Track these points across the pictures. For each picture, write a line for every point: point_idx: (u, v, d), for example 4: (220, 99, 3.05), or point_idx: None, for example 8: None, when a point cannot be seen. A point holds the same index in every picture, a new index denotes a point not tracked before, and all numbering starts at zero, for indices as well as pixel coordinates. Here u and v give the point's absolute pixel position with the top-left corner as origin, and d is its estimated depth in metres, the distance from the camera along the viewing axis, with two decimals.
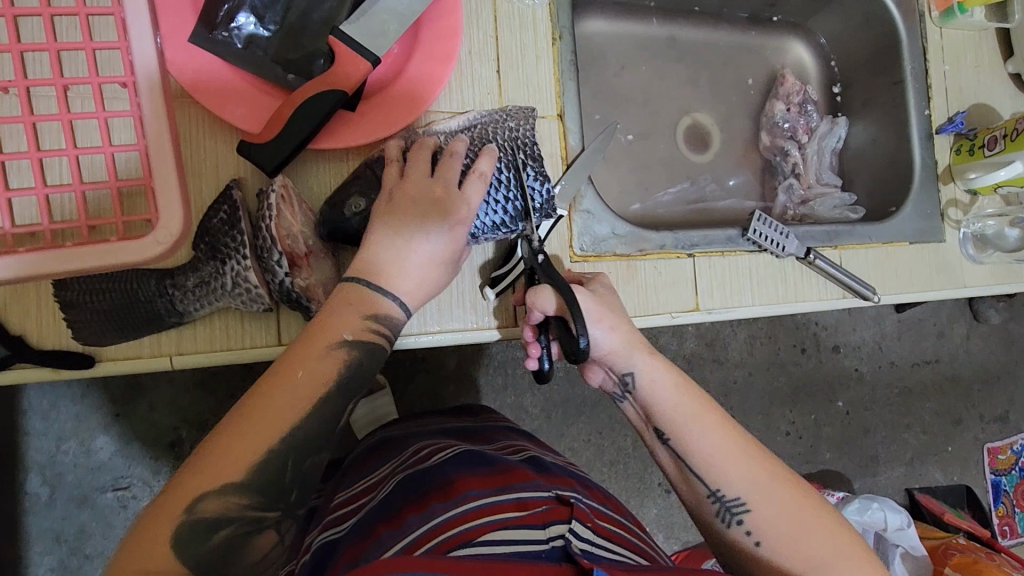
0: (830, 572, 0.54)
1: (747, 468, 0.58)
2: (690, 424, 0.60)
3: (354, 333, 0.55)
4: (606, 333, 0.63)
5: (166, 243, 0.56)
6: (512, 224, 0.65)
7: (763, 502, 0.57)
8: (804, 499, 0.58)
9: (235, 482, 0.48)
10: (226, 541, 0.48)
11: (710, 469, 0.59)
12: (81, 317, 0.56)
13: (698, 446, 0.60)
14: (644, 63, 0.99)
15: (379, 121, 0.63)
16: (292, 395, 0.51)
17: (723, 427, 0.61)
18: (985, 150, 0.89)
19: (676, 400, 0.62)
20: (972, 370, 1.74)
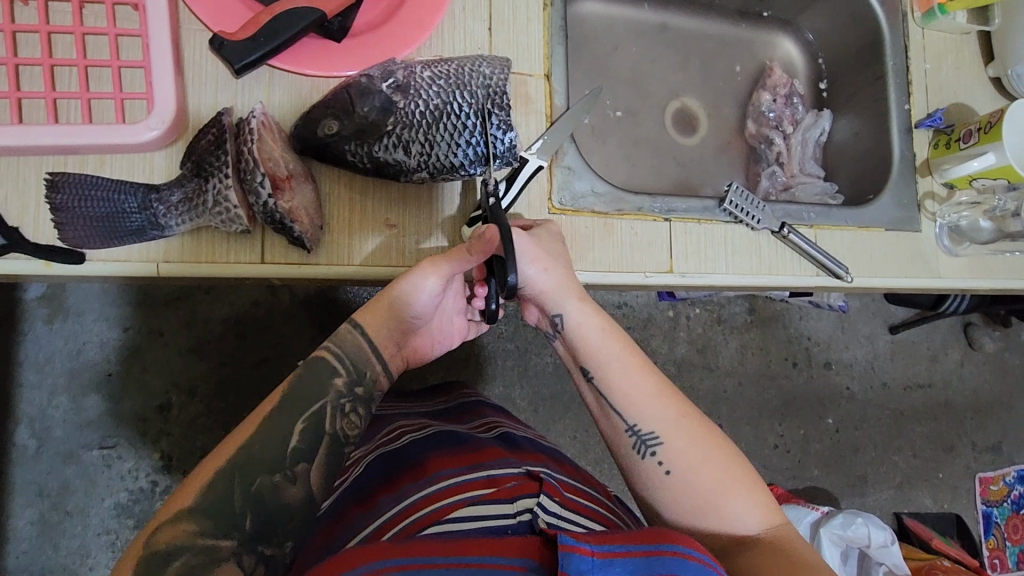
0: (728, 493, 0.63)
1: (658, 405, 0.67)
2: (614, 364, 0.68)
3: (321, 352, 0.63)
4: (540, 273, 0.67)
5: (157, 128, 0.60)
6: (470, 167, 0.67)
7: (671, 434, 0.65)
8: (704, 434, 0.66)
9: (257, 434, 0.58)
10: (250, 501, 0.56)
11: (628, 405, 0.67)
12: (68, 220, 0.59)
13: (618, 384, 0.67)
14: (636, 47, 1.03)
15: (363, 51, 0.68)
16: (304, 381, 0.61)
17: (638, 366, 0.68)
18: (961, 143, 0.92)
19: (601, 342, 0.68)
20: (964, 398, 1.74)
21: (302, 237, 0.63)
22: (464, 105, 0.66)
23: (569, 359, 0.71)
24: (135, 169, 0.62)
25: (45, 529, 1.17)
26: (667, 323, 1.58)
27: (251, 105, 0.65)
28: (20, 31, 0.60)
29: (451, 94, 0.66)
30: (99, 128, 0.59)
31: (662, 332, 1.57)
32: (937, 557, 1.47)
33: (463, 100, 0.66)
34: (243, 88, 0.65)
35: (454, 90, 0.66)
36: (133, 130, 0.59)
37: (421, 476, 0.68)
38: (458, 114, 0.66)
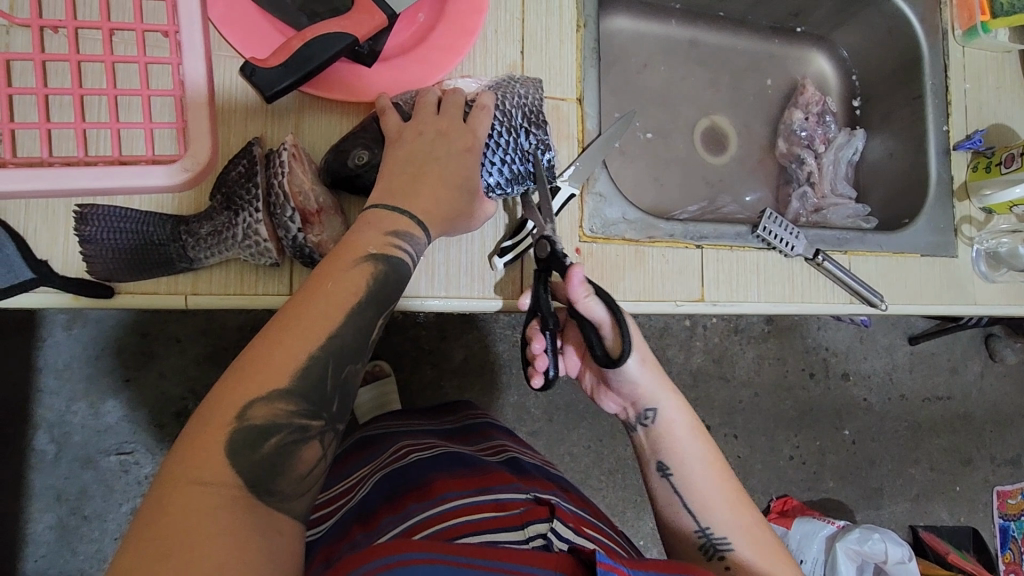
0: None
1: (732, 511, 0.65)
2: (697, 466, 0.67)
3: (379, 247, 0.57)
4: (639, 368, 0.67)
5: (191, 170, 0.59)
6: (507, 186, 0.69)
7: (744, 546, 0.63)
8: (772, 550, 0.64)
9: (282, 386, 0.50)
10: (276, 450, 0.49)
11: (706, 508, 0.65)
12: (97, 253, 0.58)
13: (702, 488, 0.66)
14: (664, 64, 1.01)
15: (393, 77, 0.67)
16: (328, 302, 0.53)
17: (721, 469, 0.68)
18: (1003, 167, 0.88)
19: (686, 443, 0.68)
20: (984, 411, 1.71)
21: None
22: (498, 129, 0.67)
23: (645, 452, 0.69)
24: (164, 200, 0.60)
25: (62, 533, 1.17)
26: (682, 332, 1.56)
27: (282, 137, 0.64)
28: (48, 60, 0.59)
29: (480, 119, 0.65)
30: (131, 168, 0.57)
31: (678, 342, 1.55)
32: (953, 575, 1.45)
33: (495, 118, 0.67)
34: (274, 117, 0.64)
35: (482, 114, 0.65)
36: (164, 171, 0.58)
37: (426, 497, 0.67)
38: (491, 133, 0.66)
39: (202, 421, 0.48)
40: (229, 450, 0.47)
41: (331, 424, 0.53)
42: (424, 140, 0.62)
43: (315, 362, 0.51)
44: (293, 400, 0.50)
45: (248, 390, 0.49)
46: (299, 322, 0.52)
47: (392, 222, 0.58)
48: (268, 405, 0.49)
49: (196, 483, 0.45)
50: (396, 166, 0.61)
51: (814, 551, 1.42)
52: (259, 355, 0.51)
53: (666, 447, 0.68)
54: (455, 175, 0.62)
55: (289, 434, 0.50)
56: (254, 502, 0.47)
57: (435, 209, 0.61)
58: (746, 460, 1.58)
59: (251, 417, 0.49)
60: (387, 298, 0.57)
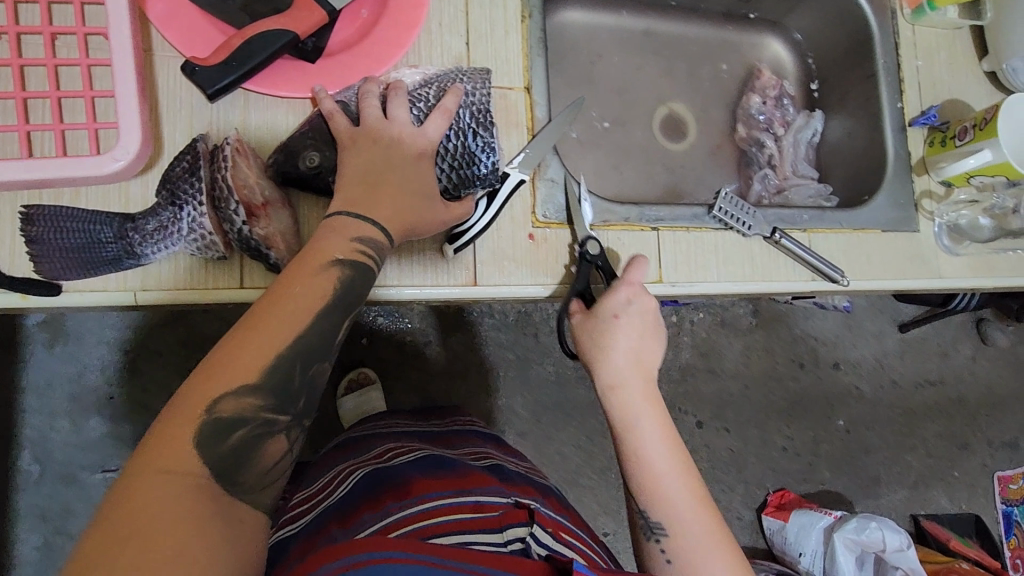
0: None
1: (654, 424, 0.65)
2: (654, 436, 0.64)
3: (346, 253, 0.58)
4: (607, 318, 0.69)
5: (122, 159, 0.58)
6: (455, 190, 0.70)
7: (658, 457, 0.63)
8: (685, 469, 0.64)
9: (250, 383, 0.51)
10: (242, 443, 0.50)
11: (625, 420, 0.65)
12: (44, 253, 0.58)
13: (624, 402, 0.66)
14: (618, 54, 1.01)
15: (336, 73, 0.67)
16: (299, 306, 0.55)
17: (677, 447, 0.65)
18: (956, 141, 0.90)
19: (644, 410, 0.65)
20: (978, 394, 1.70)
21: (278, 263, 0.62)
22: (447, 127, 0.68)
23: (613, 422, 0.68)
24: (109, 198, 0.61)
25: (48, 554, 1.17)
26: (669, 328, 1.57)
27: (226, 132, 0.64)
28: None
29: (432, 124, 0.65)
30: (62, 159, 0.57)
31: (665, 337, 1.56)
32: (956, 560, 1.47)
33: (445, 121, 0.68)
34: (218, 112, 0.65)
35: (441, 119, 0.66)
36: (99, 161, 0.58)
37: (405, 496, 0.67)
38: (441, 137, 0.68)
39: (172, 414, 0.49)
40: (198, 442, 0.48)
41: (297, 421, 0.55)
42: (379, 148, 0.63)
43: (283, 360, 0.52)
44: (261, 395, 0.51)
45: (218, 384, 0.50)
46: (270, 322, 0.53)
47: (357, 230, 0.59)
48: (236, 400, 0.50)
49: (164, 473, 0.45)
50: (355, 177, 0.61)
51: (811, 543, 1.43)
52: (229, 351, 0.52)
53: (595, 361, 0.68)
54: (414, 183, 0.63)
55: (254, 429, 0.51)
56: (221, 493, 0.47)
57: (396, 217, 0.61)
58: (739, 453, 1.57)
59: (220, 411, 0.49)
60: (353, 302, 0.59)
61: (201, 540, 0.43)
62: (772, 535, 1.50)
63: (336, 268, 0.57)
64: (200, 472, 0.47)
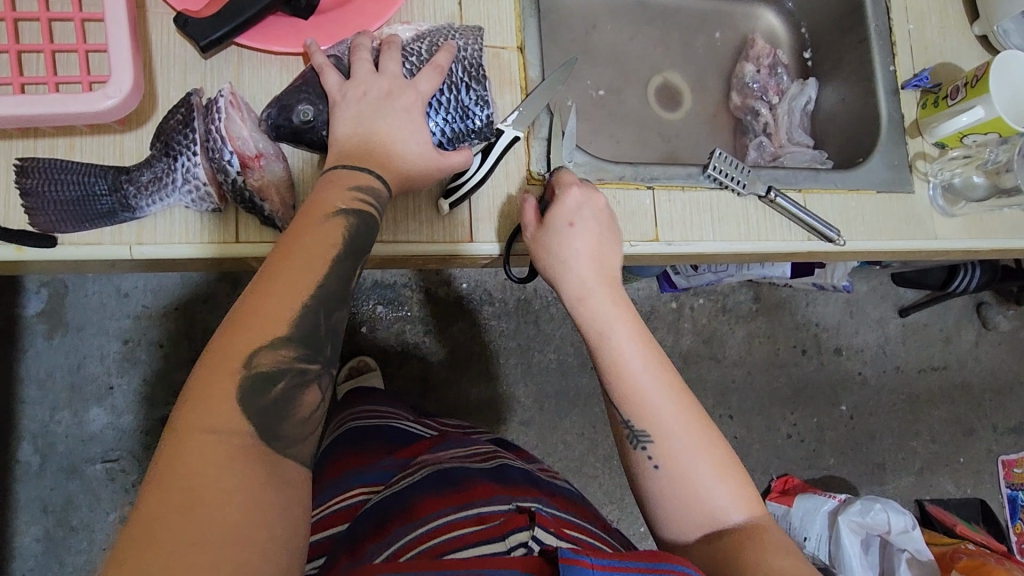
0: (714, 489, 0.63)
1: (623, 327, 0.67)
2: (628, 343, 0.66)
3: (346, 204, 0.59)
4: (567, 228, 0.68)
5: (115, 96, 0.57)
6: (450, 144, 0.70)
7: (634, 360, 0.66)
8: (663, 371, 0.66)
9: (276, 335, 0.51)
10: (282, 395, 0.51)
11: (597, 328, 0.67)
12: (38, 205, 0.58)
13: (593, 310, 0.67)
14: (611, 23, 1.01)
15: (328, 31, 0.68)
16: (311, 255, 0.55)
17: (651, 347, 0.67)
18: (949, 100, 0.90)
19: (616, 316, 0.67)
20: (982, 379, 1.69)
21: (273, 214, 0.62)
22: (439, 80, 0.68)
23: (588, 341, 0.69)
24: (105, 153, 0.61)
25: (50, 546, 1.16)
26: (670, 314, 1.56)
27: (219, 87, 0.65)
28: None
29: (426, 79, 0.66)
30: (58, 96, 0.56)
31: (666, 322, 1.56)
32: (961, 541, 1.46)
33: None
34: (210, 69, 0.65)
35: (435, 76, 0.66)
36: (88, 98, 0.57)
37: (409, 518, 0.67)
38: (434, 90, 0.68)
39: (205, 374, 0.50)
40: (239, 397, 0.49)
41: (328, 369, 0.55)
42: (369, 102, 0.63)
43: (310, 310, 0.54)
44: (292, 348, 0.52)
45: (250, 339, 0.51)
46: (286, 274, 0.54)
47: (352, 178, 0.60)
48: (271, 353, 0.51)
49: (209, 432, 0.47)
50: (347, 134, 0.62)
51: (817, 529, 1.41)
52: (255, 305, 0.52)
53: (556, 269, 0.68)
54: (405, 133, 0.64)
55: (292, 380, 0.52)
56: (266, 448, 0.49)
57: (387, 166, 0.62)
58: (744, 440, 1.57)
59: (256, 366, 0.50)
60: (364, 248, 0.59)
61: (258, 504, 0.45)
62: (778, 521, 1.50)
63: (341, 215, 0.58)
64: (245, 427, 0.49)
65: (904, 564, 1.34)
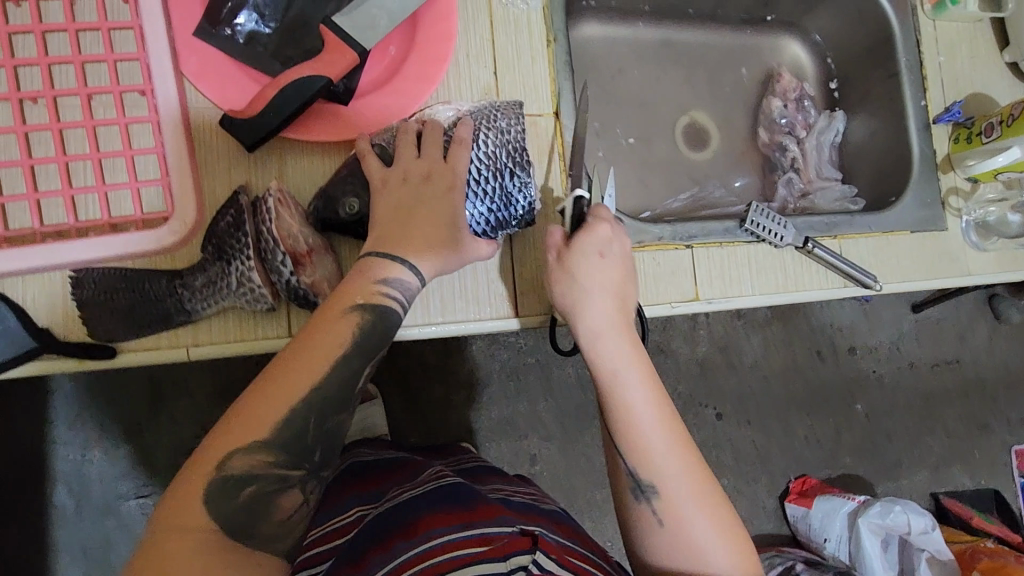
0: (714, 556, 0.59)
1: (629, 356, 0.64)
2: (635, 388, 0.63)
3: (365, 297, 0.58)
4: (597, 260, 0.66)
5: (179, 232, 0.60)
6: (492, 233, 0.70)
7: (644, 411, 0.62)
8: (664, 410, 0.63)
9: (261, 440, 0.52)
10: (254, 497, 0.52)
11: (597, 346, 0.64)
12: (96, 313, 0.59)
13: (604, 349, 0.64)
14: (639, 67, 1.02)
15: (368, 116, 0.67)
16: (313, 357, 0.56)
17: (659, 395, 0.64)
18: (983, 137, 0.89)
19: (625, 363, 0.63)
20: (994, 373, 1.61)
21: None
22: (481, 165, 0.68)
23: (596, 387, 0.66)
24: (157, 257, 0.61)
25: None
26: (685, 323, 1.50)
27: (265, 182, 0.65)
28: (31, 131, 0.60)
29: (458, 154, 0.65)
30: (124, 235, 0.59)
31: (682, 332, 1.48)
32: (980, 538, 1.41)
33: (477, 161, 0.68)
34: (256, 162, 0.65)
35: (459, 149, 0.66)
36: (154, 235, 0.60)
37: (411, 535, 0.62)
38: (477, 179, 0.67)
39: (194, 467, 0.52)
40: (209, 499, 0.51)
41: (312, 473, 0.56)
42: (411, 186, 0.63)
43: (297, 415, 0.54)
44: (272, 452, 0.53)
45: (237, 439, 0.52)
46: (285, 375, 0.54)
47: (380, 270, 0.59)
48: (247, 457, 0.52)
49: (179, 532, 0.49)
50: (388, 218, 0.61)
51: (837, 529, 1.37)
52: (250, 405, 0.53)
53: (574, 302, 0.65)
54: (446, 215, 0.63)
55: (265, 484, 0.53)
56: (231, 546, 0.50)
57: (429, 252, 0.62)
58: (762, 446, 1.50)
59: (231, 468, 0.52)
60: (374, 346, 0.59)
61: None
62: (796, 521, 1.45)
63: (354, 312, 0.58)
64: (212, 526, 0.50)
65: (923, 564, 1.31)
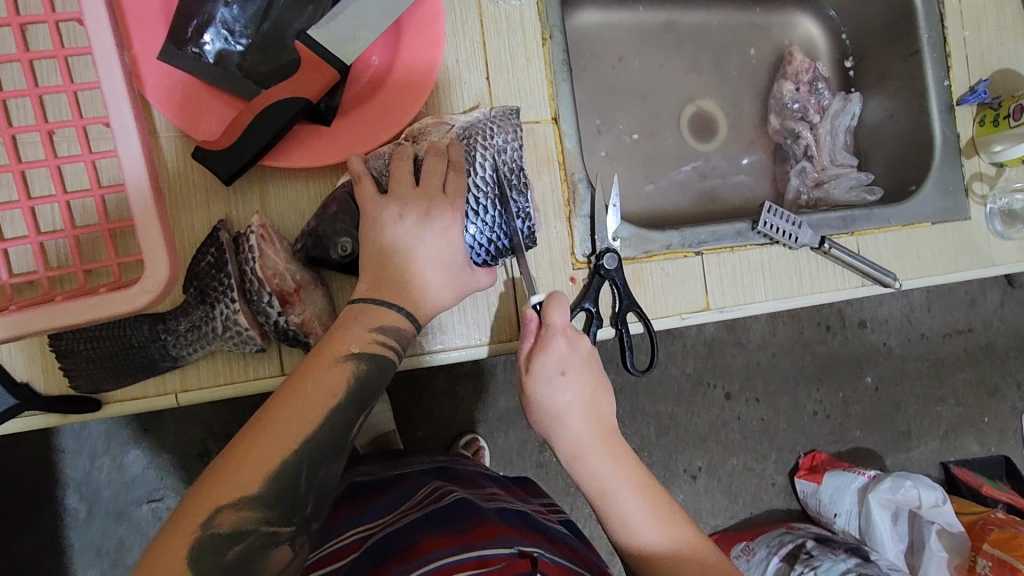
0: None
1: (610, 464, 0.62)
2: (625, 496, 0.61)
3: (362, 346, 0.54)
4: (558, 378, 0.63)
5: (153, 291, 0.51)
6: (495, 259, 0.66)
7: (640, 521, 0.60)
8: (660, 509, 0.62)
9: (252, 492, 0.47)
10: (242, 556, 0.46)
11: (578, 462, 0.63)
12: (76, 366, 0.56)
13: (590, 469, 0.62)
14: (640, 53, 0.95)
15: (353, 137, 0.62)
16: (307, 407, 0.51)
17: (648, 489, 0.62)
18: (1011, 120, 0.83)
19: (608, 473, 0.62)
20: (1007, 337, 1.47)
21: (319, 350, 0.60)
22: (480, 190, 0.64)
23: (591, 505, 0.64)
24: None
25: None
26: None
27: (248, 214, 0.61)
28: None
29: (456, 184, 0.60)
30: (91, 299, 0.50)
31: None
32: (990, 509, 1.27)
33: (476, 186, 0.63)
34: (236, 194, 0.61)
35: (457, 176, 0.60)
36: (124, 297, 0.51)
37: (411, 559, 0.59)
38: (477, 207, 0.63)
39: (171, 524, 0.46)
40: (194, 559, 0.44)
41: (306, 525, 0.50)
42: (406, 221, 0.57)
43: (290, 465, 0.48)
44: (262, 505, 0.47)
45: (222, 493, 0.46)
46: (276, 426, 0.49)
47: (375, 316, 0.56)
48: (236, 511, 0.46)
49: None
50: (383, 249, 0.57)
51: (847, 504, 1.28)
52: (234, 459, 0.48)
53: (549, 430, 0.63)
54: (446, 243, 0.59)
55: (256, 541, 0.46)
56: None
57: (427, 282, 0.58)
58: (771, 423, 1.39)
59: (217, 525, 0.45)
60: (371, 395, 0.54)
61: None
62: (805, 499, 1.35)
63: (349, 361, 0.53)
64: None
65: (933, 537, 1.20)
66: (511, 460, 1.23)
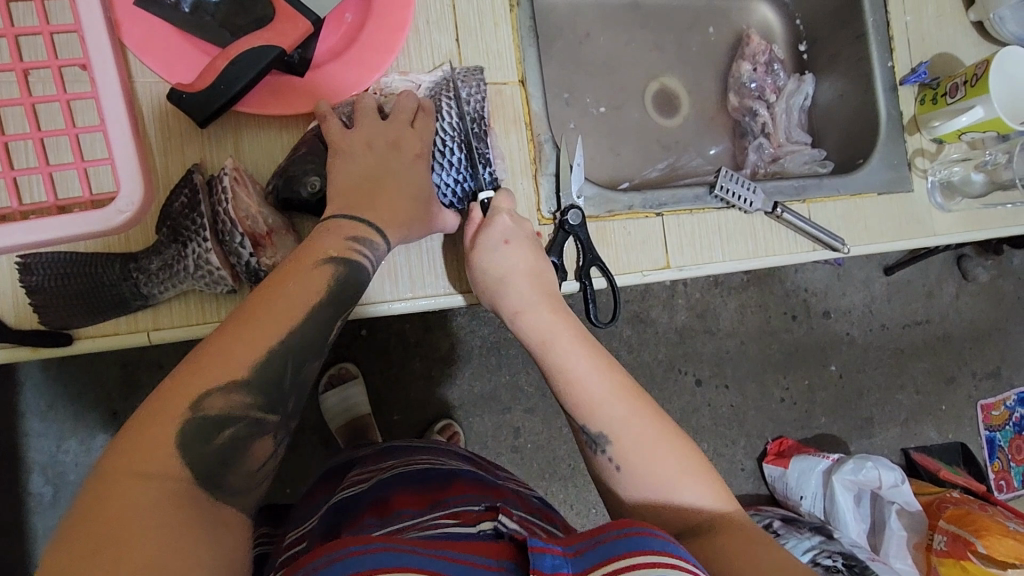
0: (689, 495, 0.58)
1: (548, 317, 0.66)
2: (559, 344, 0.64)
3: (339, 251, 0.57)
4: (502, 245, 0.66)
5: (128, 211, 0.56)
6: (460, 203, 0.71)
7: (579, 366, 0.63)
8: (601, 359, 0.64)
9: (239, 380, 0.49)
10: (226, 446, 0.48)
11: (521, 316, 0.66)
12: (46, 300, 0.57)
13: (529, 323, 0.66)
14: (606, 33, 1.00)
15: (324, 87, 0.65)
16: (287, 305, 0.53)
17: (585, 343, 0.65)
18: (947, 98, 0.89)
19: (552, 325, 0.65)
20: (962, 330, 1.54)
21: None
22: (447, 135, 0.69)
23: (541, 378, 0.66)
24: (111, 241, 0.60)
25: None
26: (664, 291, 1.42)
27: (222, 159, 0.63)
28: None
29: (425, 123, 0.66)
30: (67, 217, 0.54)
31: (659, 300, 1.41)
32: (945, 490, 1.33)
33: (444, 132, 0.69)
34: (209, 137, 0.63)
35: (425, 117, 0.66)
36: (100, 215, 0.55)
37: (385, 512, 0.61)
38: (444, 151, 0.69)
39: (152, 411, 0.47)
40: (182, 440, 0.46)
41: (286, 421, 0.53)
42: (375, 153, 0.62)
43: (272, 360, 0.51)
44: (250, 394, 0.50)
45: (208, 379, 0.48)
46: (260, 322, 0.51)
47: (351, 228, 0.58)
48: (224, 397, 0.48)
49: (138, 474, 0.43)
50: (352, 187, 0.60)
51: (813, 487, 1.32)
52: (217, 349, 0.50)
53: (492, 295, 0.67)
54: (412, 187, 0.63)
55: (241, 428, 0.49)
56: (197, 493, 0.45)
57: (394, 218, 0.61)
58: (740, 408, 1.44)
59: (206, 408, 0.48)
60: (346, 301, 0.57)
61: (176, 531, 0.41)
62: (774, 483, 1.39)
63: (328, 263, 0.56)
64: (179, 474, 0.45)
65: (894, 516, 1.26)
66: (487, 443, 1.25)
